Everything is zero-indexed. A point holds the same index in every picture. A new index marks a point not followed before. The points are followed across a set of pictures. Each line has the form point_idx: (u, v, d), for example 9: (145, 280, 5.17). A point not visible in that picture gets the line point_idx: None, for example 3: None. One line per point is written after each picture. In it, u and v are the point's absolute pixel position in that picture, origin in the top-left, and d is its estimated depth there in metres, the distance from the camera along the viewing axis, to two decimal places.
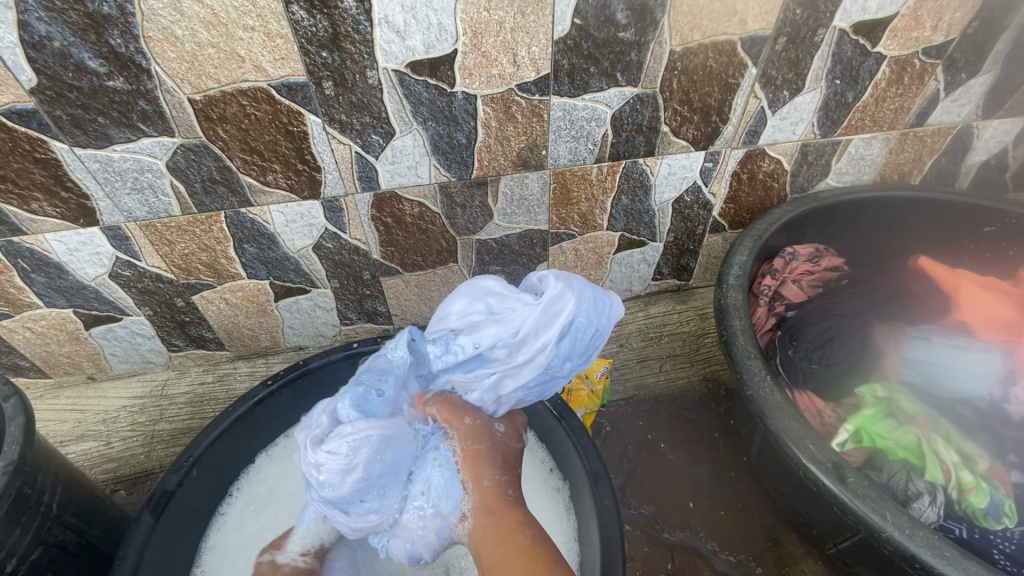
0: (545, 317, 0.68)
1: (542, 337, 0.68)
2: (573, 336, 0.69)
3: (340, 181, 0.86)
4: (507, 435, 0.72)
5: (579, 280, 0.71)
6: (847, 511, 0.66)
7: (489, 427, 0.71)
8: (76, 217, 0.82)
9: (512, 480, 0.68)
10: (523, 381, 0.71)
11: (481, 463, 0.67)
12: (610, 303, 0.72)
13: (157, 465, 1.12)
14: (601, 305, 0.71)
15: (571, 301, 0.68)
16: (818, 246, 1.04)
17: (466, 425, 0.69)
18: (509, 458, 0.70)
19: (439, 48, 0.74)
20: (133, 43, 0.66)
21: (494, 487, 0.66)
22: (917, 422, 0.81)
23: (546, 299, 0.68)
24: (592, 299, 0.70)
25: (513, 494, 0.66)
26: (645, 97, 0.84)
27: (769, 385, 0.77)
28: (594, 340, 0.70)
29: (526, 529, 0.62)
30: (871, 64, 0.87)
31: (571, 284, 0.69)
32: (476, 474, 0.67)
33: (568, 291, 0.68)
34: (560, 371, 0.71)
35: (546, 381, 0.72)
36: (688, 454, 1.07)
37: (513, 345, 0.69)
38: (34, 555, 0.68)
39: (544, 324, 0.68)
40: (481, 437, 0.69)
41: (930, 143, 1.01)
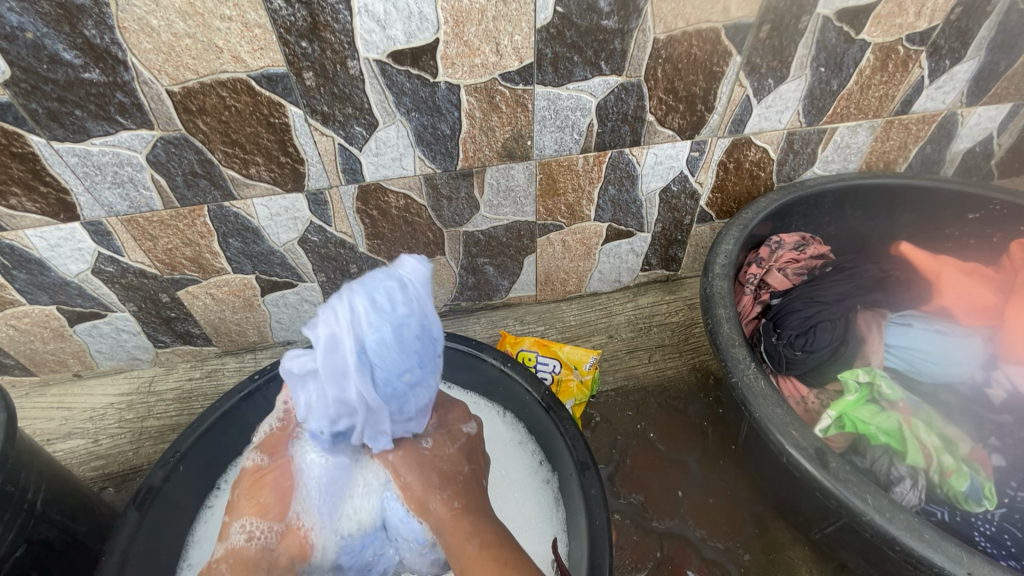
0: (337, 370, 0.61)
1: (352, 387, 0.63)
2: (377, 365, 0.62)
3: (324, 174, 0.86)
4: (437, 446, 0.76)
5: (342, 296, 0.60)
6: (829, 497, 0.67)
7: (417, 448, 0.75)
8: (56, 212, 0.81)
9: (457, 489, 0.72)
10: (385, 413, 0.68)
11: (421, 490, 0.72)
12: (402, 288, 0.62)
13: (146, 462, 1.02)
14: (385, 303, 0.61)
15: (346, 336, 0.60)
16: (803, 235, 1.04)
17: (393, 460, 0.74)
18: (445, 468, 0.74)
19: (420, 37, 0.73)
20: (107, 34, 0.65)
21: (441, 506, 0.70)
22: (898, 407, 0.80)
23: (321, 359, 0.61)
24: (370, 309, 0.60)
25: (459, 505, 0.70)
26: (630, 85, 0.84)
27: (754, 371, 0.77)
28: (407, 342, 0.62)
29: (472, 539, 0.66)
30: (856, 51, 0.87)
31: (333, 317, 0.59)
32: (422, 499, 0.71)
33: (334, 328, 0.59)
34: (407, 385, 0.66)
35: (403, 400, 0.67)
36: (677, 444, 1.06)
37: (346, 406, 0.66)
38: (19, 553, 0.67)
39: (341, 377, 0.62)
40: (411, 466, 0.74)
41: (915, 130, 1.01)
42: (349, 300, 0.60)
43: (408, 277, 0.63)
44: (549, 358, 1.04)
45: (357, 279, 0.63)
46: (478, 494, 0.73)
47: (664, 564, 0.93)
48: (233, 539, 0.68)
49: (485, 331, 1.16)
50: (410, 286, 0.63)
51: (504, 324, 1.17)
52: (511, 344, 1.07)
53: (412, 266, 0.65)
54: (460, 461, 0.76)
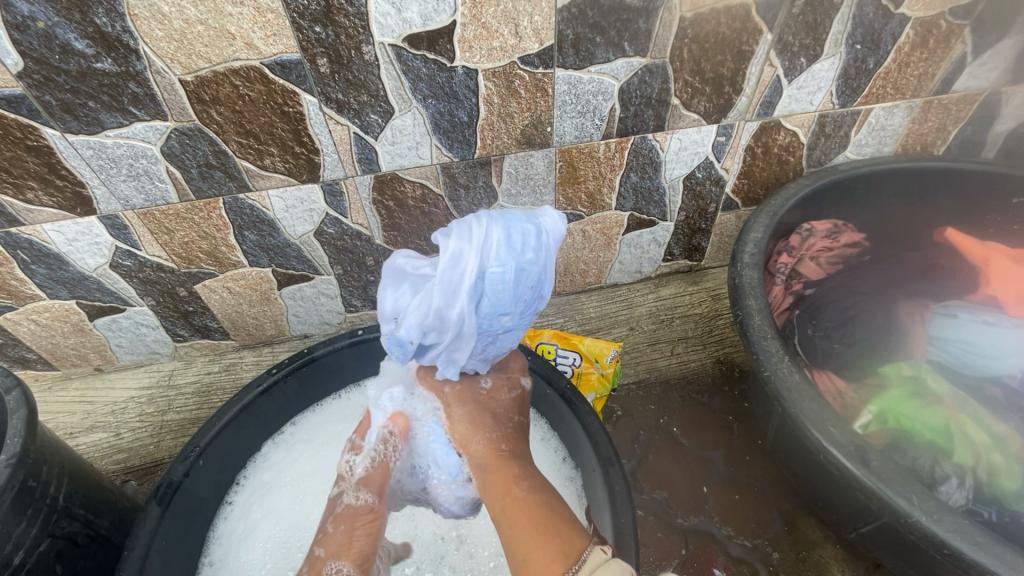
0: (452, 283, 0.63)
1: (456, 307, 0.64)
2: (488, 295, 0.63)
3: (339, 164, 0.84)
4: (494, 389, 0.76)
5: (484, 223, 0.62)
6: (870, 497, 0.64)
7: (474, 388, 0.76)
8: (73, 206, 0.81)
9: (506, 433, 0.74)
10: (467, 347, 0.69)
11: (469, 426, 0.74)
12: (539, 234, 0.63)
13: (167, 456, 1.05)
14: (518, 242, 0.62)
15: (474, 256, 0.61)
16: (837, 222, 1.00)
17: (448, 393, 0.76)
18: (498, 412, 0.75)
19: (436, 20, 0.70)
20: (119, 22, 0.64)
21: (486, 445, 0.72)
22: (944, 403, 0.77)
23: (442, 268, 0.63)
24: (504, 241, 0.62)
25: (506, 449, 0.71)
26: (655, 67, 0.80)
27: (788, 365, 0.74)
28: (522, 287, 0.63)
29: (522, 482, 0.66)
30: (894, 27, 0.83)
31: (471, 235, 0.62)
32: (467, 437, 0.73)
33: (468, 245, 0.62)
34: (502, 327, 0.67)
35: (490, 338, 0.69)
36: (703, 440, 1.04)
37: (439, 324, 0.66)
38: (42, 548, 0.68)
39: (451, 293, 0.63)
40: (465, 401, 0.75)
41: (955, 111, 0.96)
42: (489, 225, 0.62)
43: (547, 228, 0.64)
44: (569, 350, 1.01)
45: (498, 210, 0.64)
46: (525, 444, 0.74)
47: (689, 562, 0.90)
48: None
49: None
50: (548, 237, 0.64)
51: None
52: (530, 336, 1.04)
53: (554, 219, 0.65)
54: (513, 409, 0.76)
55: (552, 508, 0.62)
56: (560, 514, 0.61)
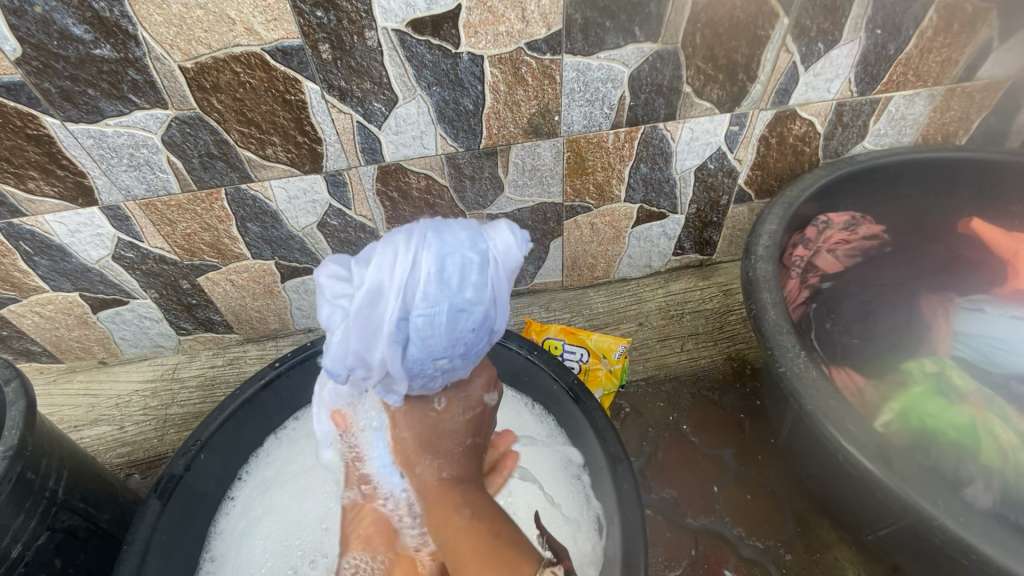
0: (372, 324, 0.53)
1: (378, 350, 0.54)
2: (417, 339, 0.53)
3: (343, 154, 0.82)
4: (449, 410, 0.62)
5: (412, 252, 0.52)
6: (891, 498, 0.61)
7: (425, 408, 0.62)
8: (74, 197, 0.80)
9: (454, 457, 0.62)
10: (399, 390, 0.59)
11: (413, 449, 0.62)
12: (481, 266, 0.52)
13: (172, 450, 1.02)
14: (452, 277, 0.51)
15: (396, 293, 0.51)
16: (854, 214, 0.96)
17: (394, 411, 0.62)
18: (450, 436, 0.62)
19: (441, 4, 0.68)
20: (117, 7, 0.63)
21: (427, 474, 0.61)
22: (969, 400, 0.74)
23: (358, 305, 0.52)
24: (434, 276, 0.51)
25: (450, 476, 0.61)
26: (666, 53, 0.78)
27: (804, 361, 0.71)
28: (459, 329, 0.53)
29: (462, 509, 0.57)
30: (917, 11, 0.79)
31: (394, 267, 0.52)
32: (411, 460, 0.62)
33: (391, 281, 0.52)
34: (442, 371, 0.57)
35: (427, 381, 0.59)
36: (714, 438, 1.01)
37: (361, 365, 0.56)
38: (40, 541, 0.67)
39: (372, 334, 0.53)
40: (411, 421, 0.62)
41: (979, 99, 0.93)
42: (417, 256, 0.51)
43: (490, 258, 0.53)
44: (576, 346, 0.99)
45: (432, 232, 0.53)
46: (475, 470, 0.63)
47: (699, 563, 0.88)
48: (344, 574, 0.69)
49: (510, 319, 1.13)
50: (494, 268, 0.53)
51: (529, 311, 1.12)
52: (536, 331, 1.02)
53: (503, 245, 0.54)
54: (468, 431, 0.63)
55: (491, 546, 0.54)
56: (506, 539, 0.55)
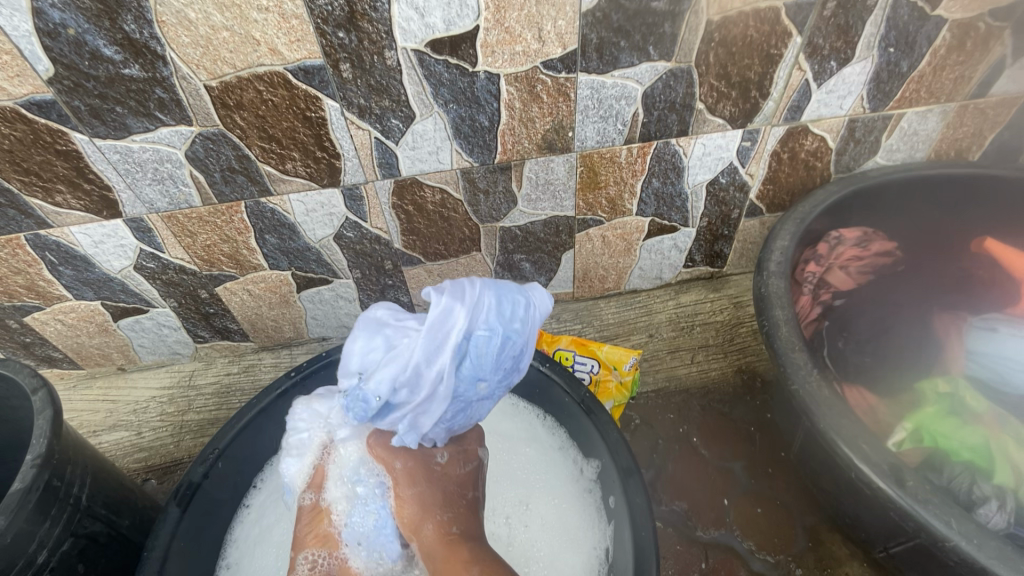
0: (437, 339, 0.62)
1: (437, 364, 0.62)
2: (473, 355, 0.62)
3: (360, 169, 0.84)
4: (450, 464, 0.72)
5: (478, 286, 0.64)
6: (906, 518, 0.61)
7: (429, 464, 0.71)
8: (100, 209, 0.82)
9: (458, 513, 0.70)
10: (435, 414, 0.65)
11: (420, 508, 0.68)
12: (530, 304, 0.65)
13: (186, 455, 1.04)
14: (509, 308, 0.63)
15: (463, 314, 0.62)
16: (868, 229, 0.96)
17: (398, 470, 0.70)
18: (454, 490, 0.71)
19: (460, 25, 0.70)
20: (147, 29, 0.65)
21: (437, 530, 0.67)
22: (983, 421, 0.74)
23: (430, 321, 0.62)
24: (496, 305, 0.63)
25: (457, 531, 0.67)
26: (679, 72, 0.79)
27: (816, 379, 0.72)
28: (506, 354, 0.63)
29: (472, 566, 0.63)
30: (930, 29, 0.80)
31: (463, 295, 0.63)
32: (416, 521, 0.68)
33: (459, 304, 0.62)
34: (476, 394, 0.65)
35: (459, 407, 0.66)
36: (724, 450, 1.01)
37: (413, 382, 0.63)
38: (65, 547, 0.68)
39: (434, 349, 0.62)
40: (416, 481, 0.70)
41: (992, 115, 0.93)
42: (483, 289, 0.63)
43: (536, 301, 0.66)
44: (587, 357, 1.00)
45: (491, 278, 0.66)
46: (477, 525, 0.70)
47: None
48: (299, 568, 0.71)
49: None
50: (538, 308, 0.66)
51: (540, 322, 1.13)
52: (548, 342, 1.03)
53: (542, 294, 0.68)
54: (466, 485, 0.73)
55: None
56: None
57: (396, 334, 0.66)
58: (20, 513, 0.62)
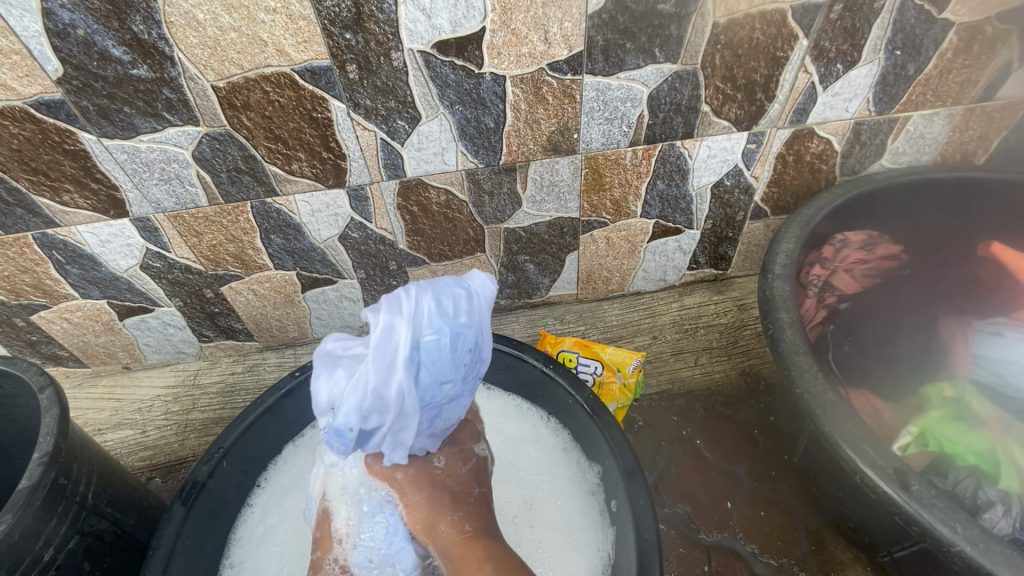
0: (387, 360, 0.61)
1: (394, 382, 0.61)
2: (427, 362, 0.62)
3: (366, 169, 0.84)
4: (449, 467, 0.74)
5: (412, 294, 0.62)
6: (910, 522, 0.61)
7: (428, 468, 0.74)
8: (107, 209, 0.82)
9: (468, 512, 0.71)
10: (413, 424, 0.66)
11: (430, 509, 0.71)
12: (469, 296, 0.63)
13: (191, 454, 1.04)
14: (448, 307, 0.62)
15: (405, 329, 0.60)
16: (872, 233, 0.96)
17: (401, 480, 0.72)
18: (459, 488, 0.73)
19: (466, 26, 0.70)
20: (155, 29, 0.65)
21: (451, 529, 0.69)
22: (988, 425, 0.74)
23: (374, 344, 0.61)
24: (435, 309, 0.62)
25: (470, 529, 0.69)
26: (685, 74, 0.79)
27: (821, 382, 0.72)
28: (459, 350, 0.63)
29: (485, 562, 0.64)
30: (937, 32, 0.80)
31: (400, 308, 0.61)
32: (430, 522, 0.70)
33: (398, 318, 0.61)
34: (445, 396, 0.66)
35: (434, 412, 0.67)
36: (727, 453, 1.01)
37: (379, 405, 0.63)
38: (71, 545, 0.69)
39: (387, 370, 0.61)
40: (421, 486, 0.72)
41: (999, 119, 0.93)
42: (418, 296, 0.61)
43: (474, 290, 0.64)
44: (590, 359, 1.00)
45: (425, 280, 0.64)
46: (490, 520, 0.72)
47: None
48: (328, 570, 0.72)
49: (524, 330, 1.13)
50: (478, 297, 0.64)
51: (544, 323, 1.13)
52: (551, 343, 1.03)
53: (479, 281, 0.66)
54: (470, 483, 0.75)
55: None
56: None
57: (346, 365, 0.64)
58: (27, 510, 0.62)
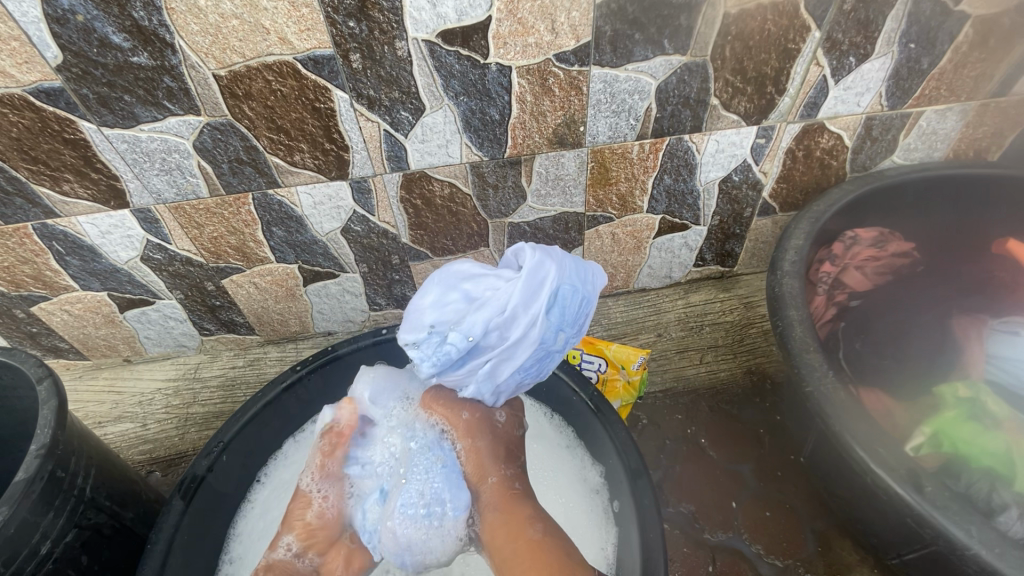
0: (531, 289, 0.69)
1: (531, 310, 0.69)
2: (562, 304, 0.70)
3: (369, 162, 0.83)
4: (509, 424, 0.78)
5: (558, 251, 0.72)
6: (923, 525, 0.60)
7: (491, 421, 0.76)
8: (107, 199, 0.82)
9: (518, 471, 0.74)
10: (518, 362, 0.72)
11: (489, 458, 0.73)
12: (594, 274, 0.75)
13: (191, 448, 1.05)
14: (582, 274, 0.73)
15: (552, 270, 0.70)
16: (883, 229, 0.95)
17: (467, 420, 0.75)
18: (514, 445, 0.76)
19: (472, 15, 0.69)
20: (156, 16, 0.64)
21: (500, 483, 0.72)
22: (1005, 427, 0.72)
23: (526, 272, 0.69)
24: (574, 269, 0.72)
25: (520, 488, 0.72)
26: (694, 66, 0.77)
27: (831, 380, 0.70)
28: (581, 311, 0.73)
29: (535, 523, 0.68)
30: (952, 25, 0.78)
31: (549, 255, 0.71)
32: (485, 470, 0.73)
33: (548, 262, 0.70)
34: (555, 345, 0.72)
35: (536, 360, 0.73)
36: (733, 452, 1.00)
37: (504, 327, 0.70)
38: (68, 538, 0.68)
39: (528, 297, 0.69)
40: (483, 433, 0.75)
41: (1014, 114, 0.91)
42: (562, 254, 0.72)
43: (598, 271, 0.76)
44: (594, 356, 0.98)
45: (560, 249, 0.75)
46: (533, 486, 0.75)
47: None
48: (280, 552, 0.69)
49: None
50: (598, 279, 0.75)
51: None
52: None
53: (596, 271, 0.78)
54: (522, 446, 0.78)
55: (563, 553, 0.64)
56: (568, 556, 0.64)
57: (479, 287, 0.71)
58: (24, 503, 0.62)
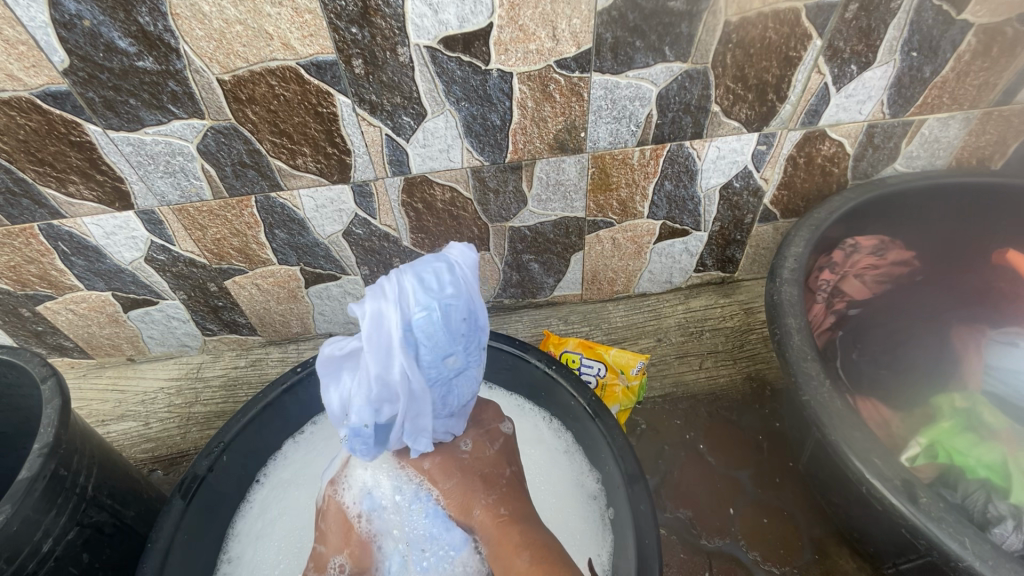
0: (382, 345, 0.61)
1: (395, 366, 0.61)
2: (422, 339, 0.61)
3: (370, 166, 0.83)
4: (477, 449, 0.75)
5: (395, 275, 0.62)
6: (918, 535, 0.60)
7: (455, 453, 0.74)
8: (112, 201, 0.82)
9: (502, 495, 0.72)
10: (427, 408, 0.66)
11: (463, 494, 0.71)
12: (450, 269, 0.63)
13: (191, 448, 1.04)
14: (432, 282, 0.62)
15: (392, 312, 0.60)
16: (884, 237, 0.95)
17: (429, 469, 0.73)
18: (488, 470, 0.74)
19: (473, 22, 0.69)
20: (161, 21, 0.65)
21: (485, 512, 0.70)
22: (1002, 437, 0.72)
23: (367, 333, 0.61)
24: (418, 286, 0.61)
25: (506, 513, 0.70)
26: (695, 73, 0.77)
27: (828, 390, 0.70)
28: (452, 322, 0.62)
29: (522, 551, 0.65)
30: (955, 34, 0.78)
31: (383, 292, 0.61)
32: (465, 504, 0.71)
33: (384, 303, 0.60)
34: (451, 371, 0.65)
35: (447, 395, 0.67)
36: (731, 458, 1.00)
37: (386, 391, 0.63)
38: (70, 536, 0.69)
39: (384, 355, 0.61)
40: (451, 473, 0.73)
41: (1017, 123, 0.91)
42: (400, 278, 0.61)
43: (458, 259, 0.64)
44: (593, 360, 0.99)
45: (407, 264, 0.64)
46: (524, 499, 0.72)
47: None
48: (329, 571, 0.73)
49: (527, 330, 1.12)
50: (459, 269, 0.64)
51: (547, 323, 1.12)
52: (554, 344, 1.02)
53: (458, 252, 0.65)
54: (500, 465, 0.75)
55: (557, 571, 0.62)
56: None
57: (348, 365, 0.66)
58: (26, 501, 0.62)
